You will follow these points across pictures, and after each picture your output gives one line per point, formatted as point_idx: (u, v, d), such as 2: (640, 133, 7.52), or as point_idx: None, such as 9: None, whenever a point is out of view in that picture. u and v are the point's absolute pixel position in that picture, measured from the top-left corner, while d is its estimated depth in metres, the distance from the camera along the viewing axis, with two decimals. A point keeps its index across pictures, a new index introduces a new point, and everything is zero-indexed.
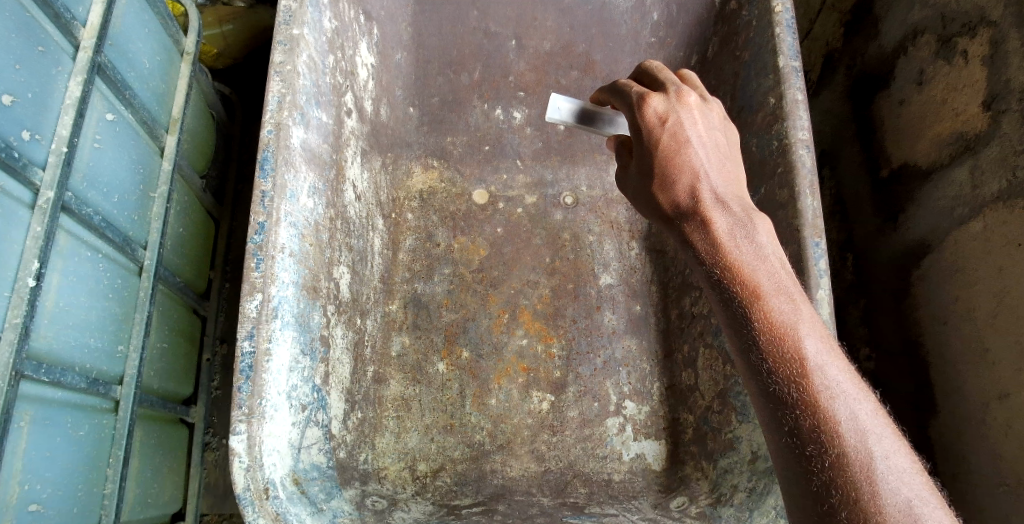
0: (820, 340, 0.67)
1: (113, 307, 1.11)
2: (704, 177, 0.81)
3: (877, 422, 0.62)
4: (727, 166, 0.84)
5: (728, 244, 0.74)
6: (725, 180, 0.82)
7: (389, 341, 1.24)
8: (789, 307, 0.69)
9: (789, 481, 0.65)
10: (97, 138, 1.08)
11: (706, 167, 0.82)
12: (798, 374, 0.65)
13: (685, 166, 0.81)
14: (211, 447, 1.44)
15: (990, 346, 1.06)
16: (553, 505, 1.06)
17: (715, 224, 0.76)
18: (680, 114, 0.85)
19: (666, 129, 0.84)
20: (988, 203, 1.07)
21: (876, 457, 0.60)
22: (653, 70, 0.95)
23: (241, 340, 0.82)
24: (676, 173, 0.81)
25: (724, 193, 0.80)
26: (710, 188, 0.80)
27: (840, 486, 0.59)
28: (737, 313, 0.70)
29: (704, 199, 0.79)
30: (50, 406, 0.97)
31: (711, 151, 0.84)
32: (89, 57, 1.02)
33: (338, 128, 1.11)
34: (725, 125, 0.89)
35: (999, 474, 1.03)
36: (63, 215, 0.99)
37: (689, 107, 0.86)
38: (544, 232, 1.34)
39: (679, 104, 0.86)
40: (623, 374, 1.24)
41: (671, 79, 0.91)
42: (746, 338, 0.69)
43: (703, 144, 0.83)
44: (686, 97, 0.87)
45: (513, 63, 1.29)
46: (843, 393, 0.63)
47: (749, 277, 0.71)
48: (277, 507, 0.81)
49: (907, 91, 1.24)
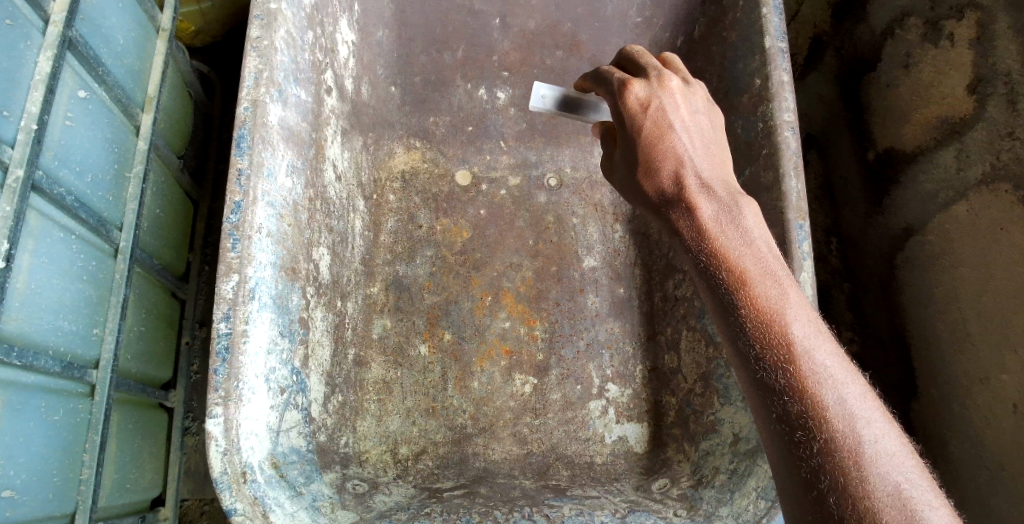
0: (809, 323, 0.65)
1: (88, 290, 1.09)
2: (688, 163, 0.80)
3: (867, 406, 0.59)
4: (712, 150, 0.83)
5: (714, 229, 0.73)
6: (711, 164, 0.81)
7: (370, 324, 1.23)
8: (777, 291, 0.67)
9: (779, 470, 0.61)
10: (69, 115, 1.04)
11: (691, 152, 0.81)
12: (785, 358, 0.62)
13: (669, 152, 0.81)
14: (192, 432, 1.43)
15: (972, 327, 1.07)
16: (535, 488, 1.06)
17: (700, 210, 0.75)
18: (662, 100, 0.84)
19: (649, 114, 0.83)
20: (972, 187, 1.07)
21: (864, 441, 0.56)
22: (635, 55, 0.94)
23: (218, 321, 0.81)
24: (660, 159, 0.81)
25: (708, 177, 0.79)
26: (694, 174, 0.79)
27: (829, 472, 0.56)
28: (725, 299, 0.69)
29: (689, 185, 0.78)
30: (23, 391, 0.95)
31: (695, 136, 0.83)
32: (59, 31, 0.99)
33: (318, 106, 1.09)
34: (710, 108, 0.88)
35: (977, 455, 1.05)
36: (34, 194, 0.95)
37: (672, 91, 0.85)
38: (527, 214, 1.33)
39: (661, 89, 0.85)
40: (607, 357, 1.24)
41: (653, 64, 0.90)
42: (734, 325, 0.67)
43: (687, 128, 0.83)
44: (668, 81, 0.86)
45: (497, 42, 1.27)
46: (831, 377, 0.60)
47: (735, 262, 0.70)
48: (255, 491, 0.79)
49: (894, 74, 1.23)
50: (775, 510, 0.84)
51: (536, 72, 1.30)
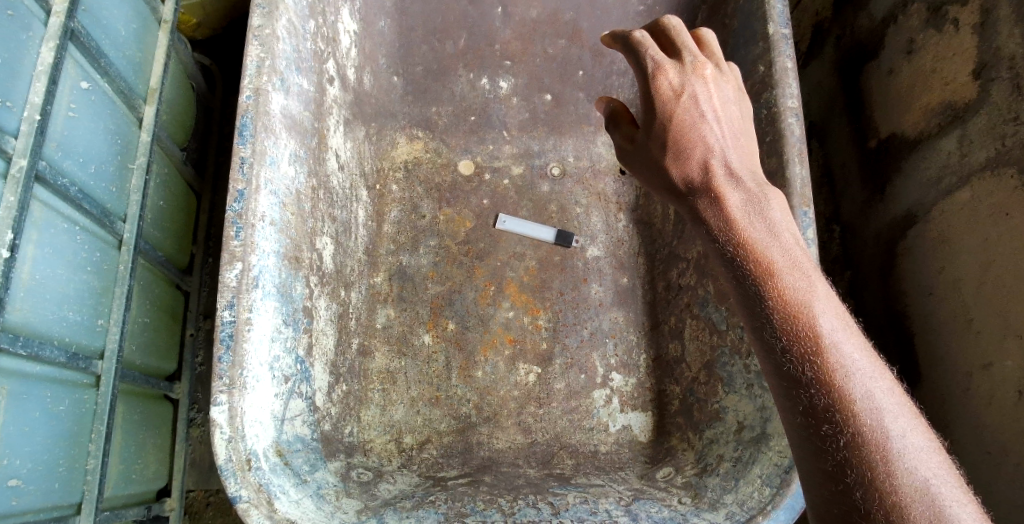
0: (836, 316, 0.63)
1: (92, 280, 1.09)
2: (718, 151, 0.79)
3: (894, 400, 0.58)
4: (741, 141, 0.82)
5: (742, 222, 0.73)
6: (740, 154, 0.80)
7: (374, 313, 1.23)
8: (805, 284, 0.66)
9: (804, 461, 0.61)
10: (72, 106, 1.05)
11: (721, 141, 0.80)
12: (813, 351, 0.61)
13: (699, 141, 0.80)
14: (197, 423, 1.43)
15: (974, 314, 1.06)
16: (539, 476, 1.07)
17: (727, 200, 0.75)
18: (695, 88, 0.82)
19: (680, 103, 0.81)
20: (975, 172, 1.07)
21: (892, 435, 0.56)
22: (671, 30, 0.86)
23: (222, 310, 0.81)
24: (689, 149, 0.80)
25: (737, 166, 0.78)
26: (723, 163, 0.78)
27: (856, 465, 0.55)
28: (751, 291, 0.67)
29: (717, 174, 0.78)
30: (28, 380, 0.95)
31: (725, 125, 0.82)
32: (61, 22, 0.99)
33: (320, 95, 1.09)
34: (739, 97, 0.87)
35: (982, 443, 1.04)
36: (38, 185, 0.96)
37: (705, 79, 0.83)
38: (530, 204, 1.33)
39: (694, 76, 0.83)
40: (610, 346, 1.24)
41: (689, 40, 0.85)
42: (761, 317, 0.66)
43: (719, 120, 0.81)
44: (702, 67, 0.83)
45: (499, 31, 1.26)
46: (859, 370, 0.59)
47: (762, 254, 0.69)
48: (259, 478, 0.79)
49: (897, 61, 1.22)
50: (779, 497, 0.84)
51: (538, 62, 1.29)
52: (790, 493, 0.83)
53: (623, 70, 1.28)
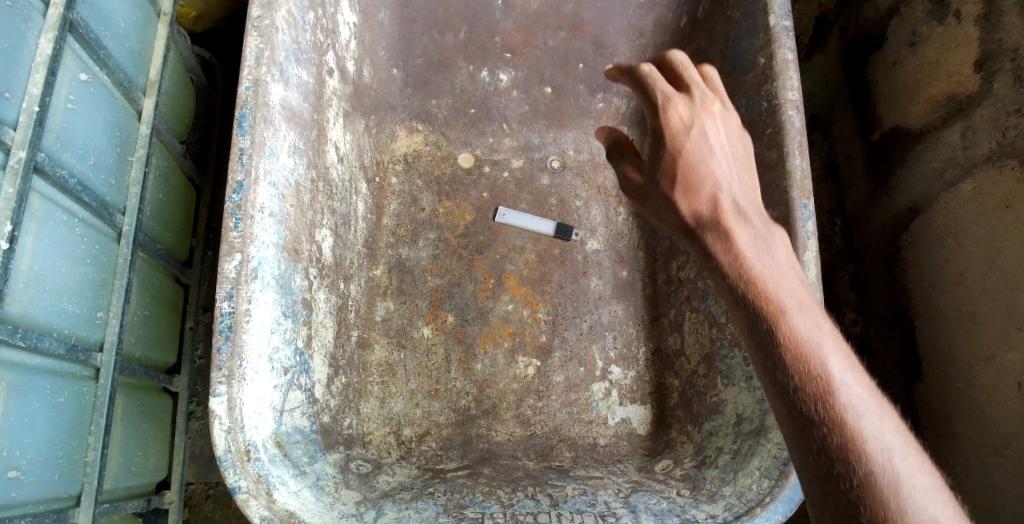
0: (844, 361, 0.63)
1: (91, 273, 1.08)
2: (726, 188, 0.80)
3: (902, 445, 0.57)
4: (746, 179, 0.83)
5: (751, 260, 0.73)
6: (746, 193, 0.81)
7: (374, 306, 1.23)
8: (813, 327, 0.65)
9: (811, 505, 0.58)
10: (71, 98, 1.04)
11: (728, 179, 0.80)
12: (824, 392, 0.60)
13: (708, 177, 0.80)
14: (197, 416, 1.43)
15: (977, 308, 1.06)
16: (539, 469, 1.07)
17: (738, 239, 0.75)
18: (703, 124, 0.82)
19: (689, 138, 0.82)
20: (979, 164, 1.07)
21: (902, 478, 0.55)
22: (678, 65, 0.87)
23: (220, 301, 0.81)
24: (698, 185, 0.80)
25: (745, 206, 0.79)
26: (731, 200, 0.79)
27: (868, 508, 0.53)
28: (761, 329, 0.66)
29: (726, 211, 0.78)
30: (27, 372, 0.95)
31: (732, 162, 0.82)
32: (60, 13, 0.98)
33: (319, 88, 1.08)
34: (744, 136, 0.87)
35: (982, 436, 1.04)
36: (36, 177, 0.96)
37: (713, 116, 0.83)
38: (530, 197, 1.33)
39: (703, 112, 0.83)
40: (610, 339, 1.24)
41: (694, 76, 0.86)
42: (770, 355, 0.65)
43: (726, 156, 0.82)
44: (709, 104, 0.84)
45: (499, 23, 1.22)
46: (867, 414, 0.59)
47: (772, 295, 0.68)
48: (259, 469, 0.79)
49: (901, 53, 1.22)
50: (778, 489, 0.84)
51: (539, 53, 1.26)
52: (789, 484, 0.83)
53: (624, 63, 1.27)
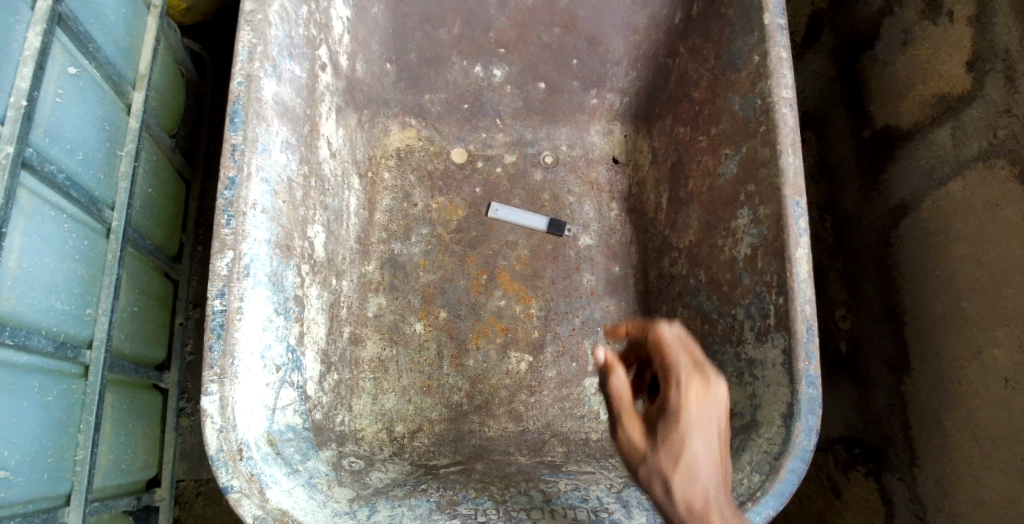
0: None
1: (80, 269, 1.07)
2: (688, 457, 0.67)
3: None
4: (723, 449, 0.69)
5: (695, 505, 0.66)
6: (717, 448, 0.68)
7: (366, 302, 1.22)
8: None
9: None
10: (60, 93, 1.03)
11: (699, 450, 0.68)
12: None
13: (676, 445, 0.68)
14: (186, 413, 1.42)
15: (966, 304, 1.07)
16: (531, 464, 1.08)
17: (681, 480, 0.67)
18: (682, 429, 0.69)
19: (671, 462, 0.68)
20: (969, 163, 1.07)
21: None
22: (664, 353, 0.76)
23: (212, 299, 0.81)
24: (658, 449, 0.69)
25: (707, 467, 0.67)
26: (686, 468, 0.67)
27: None
28: None
29: (679, 474, 0.67)
30: (15, 371, 0.94)
31: (713, 454, 0.68)
32: (48, 6, 0.97)
33: (312, 83, 1.07)
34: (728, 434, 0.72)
35: (970, 431, 1.05)
36: (25, 172, 0.95)
37: (692, 414, 0.70)
38: (522, 193, 1.33)
39: (677, 410, 0.71)
40: (602, 335, 1.24)
41: (674, 341, 0.77)
42: None
43: (710, 442, 0.68)
44: (685, 386, 0.72)
45: (494, 18, 1.21)
46: None
47: None
48: (251, 468, 0.79)
49: (892, 51, 1.23)
50: (769, 484, 0.84)
51: (532, 49, 1.25)
52: (779, 479, 0.84)
53: (618, 59, 1.27)
